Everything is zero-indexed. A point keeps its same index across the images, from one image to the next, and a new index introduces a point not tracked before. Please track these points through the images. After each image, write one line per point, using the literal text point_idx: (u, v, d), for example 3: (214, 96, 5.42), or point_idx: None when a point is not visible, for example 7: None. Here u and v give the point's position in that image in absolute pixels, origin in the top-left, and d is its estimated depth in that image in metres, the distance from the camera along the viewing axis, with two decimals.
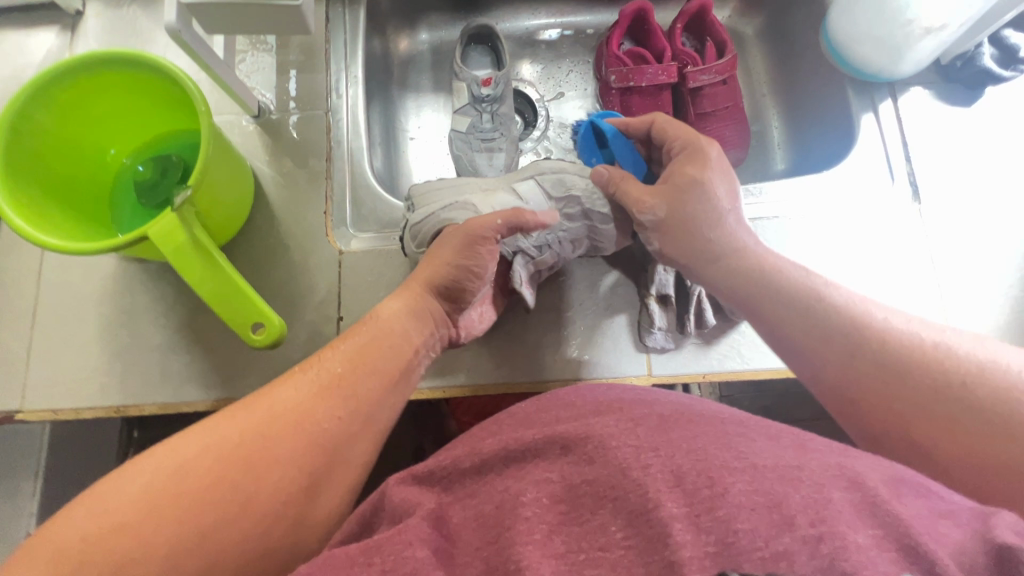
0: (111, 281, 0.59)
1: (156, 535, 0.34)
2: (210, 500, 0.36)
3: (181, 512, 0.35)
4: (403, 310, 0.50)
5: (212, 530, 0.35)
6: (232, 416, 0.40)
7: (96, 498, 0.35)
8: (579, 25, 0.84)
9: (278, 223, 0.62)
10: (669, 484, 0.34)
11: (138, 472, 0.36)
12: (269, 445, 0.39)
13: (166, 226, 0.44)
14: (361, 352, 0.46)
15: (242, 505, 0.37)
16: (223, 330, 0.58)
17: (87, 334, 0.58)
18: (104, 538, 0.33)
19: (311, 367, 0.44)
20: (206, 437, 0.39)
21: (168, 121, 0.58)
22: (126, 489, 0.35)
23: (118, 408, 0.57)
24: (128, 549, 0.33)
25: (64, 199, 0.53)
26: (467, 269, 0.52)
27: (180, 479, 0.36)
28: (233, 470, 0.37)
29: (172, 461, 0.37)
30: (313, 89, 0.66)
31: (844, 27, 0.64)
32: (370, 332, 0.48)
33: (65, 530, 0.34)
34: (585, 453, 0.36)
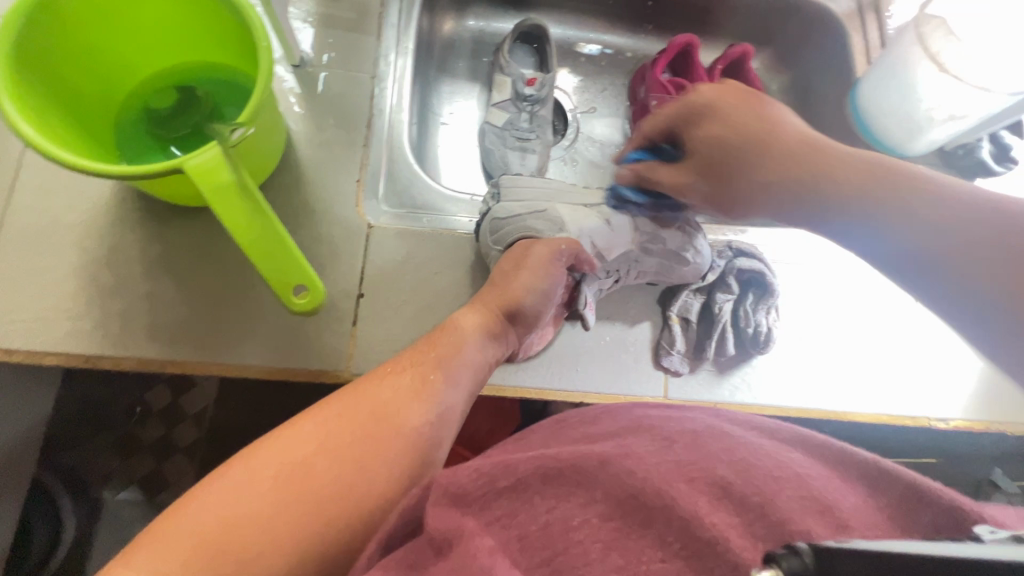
0: (103, 212, 0.53)
1: (259, 543, 0.32)
2: (311, 504, 0.34)
3: (282, 516, 0.33)
4: (480, 325, 0.50)
5: (333, 519, 0.34)
6: (328, 408, 0.39)
7: (198, 498, 0.34)
8: (619, 46, 0.85)
9: (304, 183, 0.58)
10: (715, 494, 0.33)
11: (257, 462, 0.35)
12: (364, 446, 0.37)
13: (210, 161, 0.39)
14: (447, 359, 0.45)
15: (343, 510, 0.35)
16: (227, 287, 0.53)
17: (62, 268, 0.51)
18: (231, 525, 0.33)
19: (405, 370, 0.43)
20: (318, 428, 0.37)
21: (206, 51, 0.53)
22: (224, 496, 0.34)
23: (87, 357, 0.50)
24: (254, 537, 0.33)
25: (71, 109, 0.47)
26: (541, 294, 0.54)
27: (299, 468, 0.35)
28: (330, 473, 0.35)
29: (267, 463, 0.35)
30: (358, 49, 0.62)
31: (874, 98, 0.69)
32: (453, 340, 0.47)
33: (190, 516, 0.33)
34: (623, 467, 0.34)
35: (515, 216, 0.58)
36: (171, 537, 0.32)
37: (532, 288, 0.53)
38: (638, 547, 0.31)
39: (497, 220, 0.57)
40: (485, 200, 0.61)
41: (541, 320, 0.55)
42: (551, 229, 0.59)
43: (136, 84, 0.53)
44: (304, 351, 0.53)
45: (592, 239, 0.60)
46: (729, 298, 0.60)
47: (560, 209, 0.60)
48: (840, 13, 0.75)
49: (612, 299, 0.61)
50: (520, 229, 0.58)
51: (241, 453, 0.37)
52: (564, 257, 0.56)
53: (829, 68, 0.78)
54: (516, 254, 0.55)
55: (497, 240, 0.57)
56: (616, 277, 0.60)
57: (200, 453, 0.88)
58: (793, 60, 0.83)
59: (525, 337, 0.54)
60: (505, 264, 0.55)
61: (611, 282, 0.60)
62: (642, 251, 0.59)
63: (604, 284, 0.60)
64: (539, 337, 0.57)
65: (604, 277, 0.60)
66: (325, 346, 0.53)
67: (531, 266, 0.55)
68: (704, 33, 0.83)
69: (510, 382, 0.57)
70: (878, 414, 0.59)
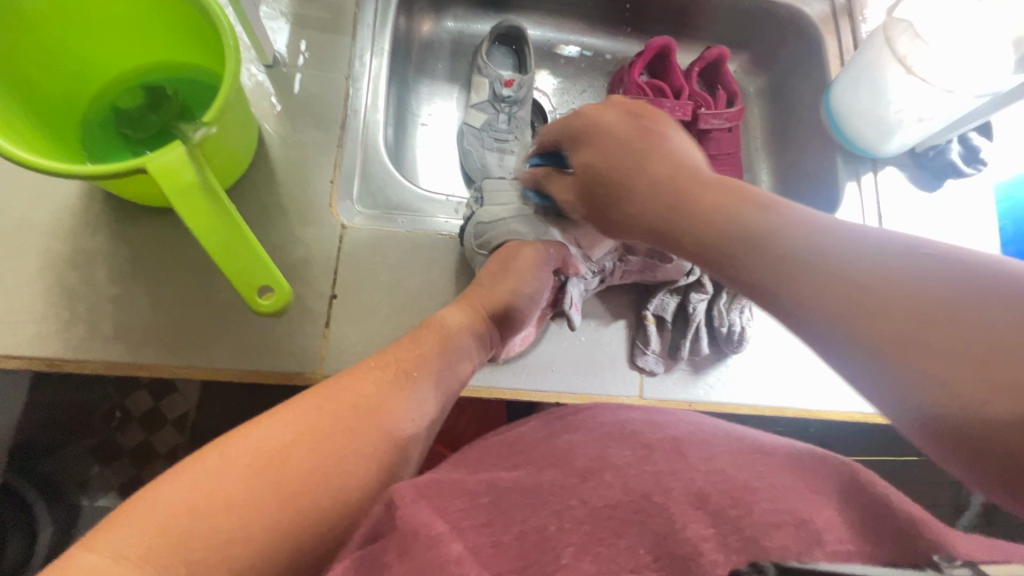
0: (69, 214, 0.52)
1: (232, 530, 0.31)
2: (289, 493, 0.34)
3: (258, 504, 0.33)
4: (464, 324, 0.49)
5: (309, 508, 0.34)
6: (307, 401, 0.39)
7: (168, 486, 0.33)
8: (598, 48, 0.86)
9: (277, 185, 0.57)
10: (692, 504, 0.32)
11: (235, 449, 0.35)
12: (344, 438, 0.37)
13: (175, 160, 0.39)
14: (430, 358, 0.45)
15: (318, 497, 0.34)
16: (198, 288, 0.52)
17: (25, 270, 0.50)
18: (201, 514, 0.31)
19: (387, 368, 0.43)
20: (299, 419, 0.37)
21: (175, 50, 0.52)
22: (198, 480, 0.33)
23: (52, 360, 0.49)
24: (226, 525, 0.31)
25: (35, 108, 0.46)
26: (526, 298, 0.54)
27: (278, 458, 0.35)
28: (309, 463, 0.35)
29: (244, 450, 0.35)
30: (332, 50, 0.62)
31: (847, 100, 0.70)
32: (437, 337, 0.47)
33: (158, 502, 0.32)
34: (603, 480, 0.34)
35: (499, 218, 0.57)
36: (138, 520, 0.31)
37: (516, 292, 0.53)
38: (611, 556, 0.30)
39: (481, 224, 0.57)
40: (470, 204, 0.61)
41: (524, 322, 0.54)
42: (536, 231, 0.59)
43: (105, 84, 0.53)
44: (278, 353, 0.52)
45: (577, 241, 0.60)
46: (703, 298, 0.60)
47: (546, 212, 0.60)
48: (814, 16, 0.76)
49: (598, 300, 0.61)
50: (507, 232, 0.57)
51: (217, 441, 0.36)
52: (549, 260, 0.57)
53: (804, 71, 0.79)
54: (501, 255, 0.55)
55: (482, 244, 0.57)
56: (601, 277, 0.60)
57: (177, 459, 0.87)
58: (769, 63, 0.84)
59: (510, 338, 0.54)
60: (493, 267, 0.55)
61: (597, 282, 0.60)
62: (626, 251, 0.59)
63: (590, 285, 0.60)
64: (523, 338, 0.56)
65: (590, 277, 0.59)
66: (299, 347, 0.53)
67: (513, 268, 0.54)
68: (682, 35, 0.84)
69: (486, 383, 0.56)
70: (851, 412, 0.59)
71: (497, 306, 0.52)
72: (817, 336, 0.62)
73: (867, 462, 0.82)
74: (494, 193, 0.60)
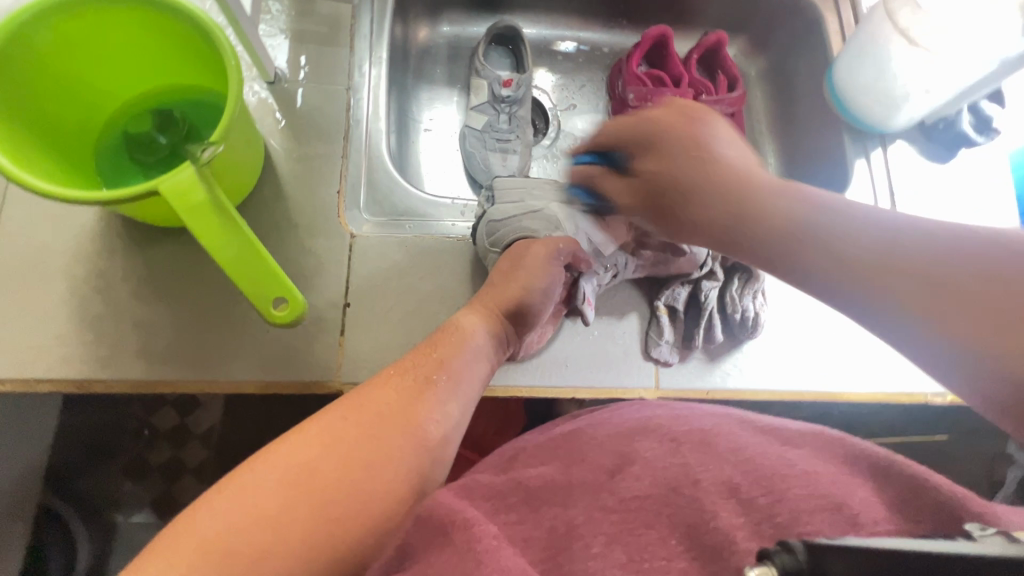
0: (86, 239, 0.53)
1: (272, 542, 0.33)
2: (324, 502, 0.35)
3: (293, 515, 0.34)
4: (480, 324, 0.50)
5: (346, 514, 0.35)
6: (333, 412, 0.39)
7: (210, 504, 0.34)
8: (595, 42, 0.85)
9: (286, 199, 0.58)
10: (723, 494, 0.33)
11: (269, 463, 0.36)
12: (372, 444, 0.38)
13: (185, 181, 0.40)
14: (449, 359, 0.46)
15: (352, 503, 0.35)
16: (217, 305, 0.54)
17: (50, 296, 0.52)
18: (243, 529, 0.33)
19: (408, 371, 0.44)
20: (327, 429, 0.38)
21: (179, 74, 0.53)
22: (234, 498, 0.34)
23: (80, 382, 0.50)
24: (268, 539, 0.33)
25: (50, 141, 0.48)
26: (541, 292, 0.54)
27: (311, 470, 0.36)
28: (339, 470, 0.36)
29: (275, 464, 0.36)
30: (332, 63, 0.63)
31: (850, 77, 0.69)
32: (455, 338, 0.48)
33: (203, 521, 0.33)
34: (630, 472, 0.34)
35: (511, 217, 0.58)
36: (186, 539, 0.33)
37: (529, 288, 0.53)
38: (641, 545, 0.31)
39: (493, 222, 0.57)
40: (481, 202, 0.62)
41: (538, 320, 0.55)
42: (548, 228, 0.59)
43: (115, 112, 0.54)
44: (297, 363, 0.54)
45: (589, 238, 0.60)
46: (715, 285, 0.60)
47: (556, 208, 0.60)
48: None
49: (611, 294, 0.61)
50: (519, 230, 0.57)
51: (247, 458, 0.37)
52: (561, 256, 0.56)
53: (805, 51, 0.78)
54: (515, 250, 0.56)
55: (494, 241, 0.57)
56: (615, 273, 0.60)
57: (207, 473, 0.89)
58: (769, 45, 0.83)
59: (524, 334, 0.54)
60: (504, 264, 0.55)
61: (610, 277, 0.60)
62: (636, 246, 0.60)
63: (602, 280, 0.59)
64: (539, 336, 0.57)
65: (603, 273, 0.59)
66: (318, 356, 0.54)
67: (527, 265, 0.54)
68: (678, 23, 0.83)
69: (503, 382, 0.57)
70: (872, 392, 0.59)
71: (512, 304, 0.53)
72: (832, 324, 0.60)
73: (889, 441, 0.81)
74: (503, 193, 0.60)
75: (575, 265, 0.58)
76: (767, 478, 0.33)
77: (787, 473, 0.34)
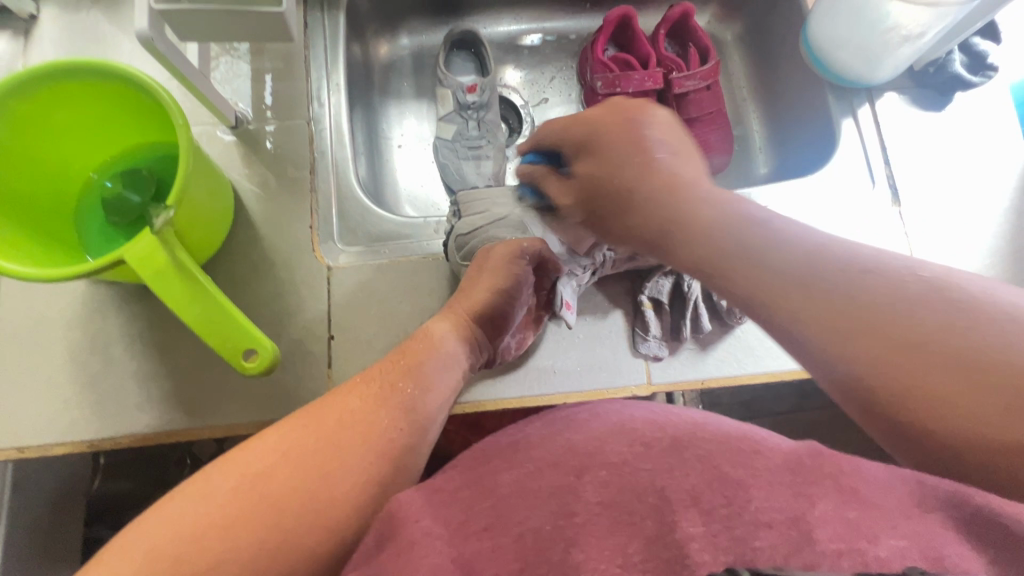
0: (81, 305, 0.56)
1: (217, 551, 0.34)
2: (272, 512, 0.35)
3: (237, 522, 0.35)
4: (450, 332, 0.50)
5: (294, 521, 0.36)
6: (292, 422, 0.40)
7: (160, 514, 0.35)
8: (561, 30, 0.83)
9: (261, 240, 0.59)
10: (679, 503, 0.33)
11: (225, 471, 0.37)
12: (328, 450, 0.39)
13: (144, 249, 0.41)
14: (414, 366, 0.46)
15: (302, 510, 0.36)
16: (206, 354, 0.55)
17: (53, 364, 0.54)
18: (187, 536, 0.34)
19: (372, 381, 0.44)
20: (283, 439, 0.39)
21: (141, 135, 0.55)
22: (185, 506, 0.35)
23: (90, 442, 0.53)
24: (212, 544, 0.34)
25: (26, 219, 0.50)
26: (504, 295, 0.54)
27: (262, 479, 0.37)
28: (291, 481, 0.37)
29: (228, 475, 0.37)
30: (291, 97, 0.63)
31: (825, 35, 0.66)
32: (421, 347, 0.48)
33: (151, 530, 0.34)
34: (583, 483, 0.35)
35: (478, 226, 0.57)
36: (134, 550, 0.33)
37: (492, 289, 0.53)
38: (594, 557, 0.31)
39: (461, 236, 0.57)
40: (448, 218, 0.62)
41: (510, 322, 0.54)
42: (515, 234, 0.58)
43: (87, 177, 0.56)
44: (289, 401, 0.55)
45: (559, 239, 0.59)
46: (698, 274, 0.59)
47: (520, 213, 0.59)
48: None
49: (594, 293, 0.60)
50: (486, 240, 0.57)
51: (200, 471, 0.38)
52: (526, 256, 0.56)
53: (779, 9, 0.74)
54: (477, 259, 0.55)
55: (465, 256, 0.57)
56: (594, 270, 0.59)
57: None
58: (743, 8, 0.79)
59: (497, 341, 0.54)
60: (469, 273, 0.55)
61: (589, 276, 0.59)
62: (611, 239, 0.59)
63: (582, 280, 0.59)
64: (518, 340, 0.56)
65: (581, 273, 0.58)
66: (307, 391, 0.55)
67: (492, 266, 0.54)
68: None
69: (495, 394, 0.57)
70: None
71: (480, 309, 0.53)
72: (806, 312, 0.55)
73: None
74: (469, 204, 0.60)
75: (546, 266, 0.57)
76: (728, 487, 0.33)
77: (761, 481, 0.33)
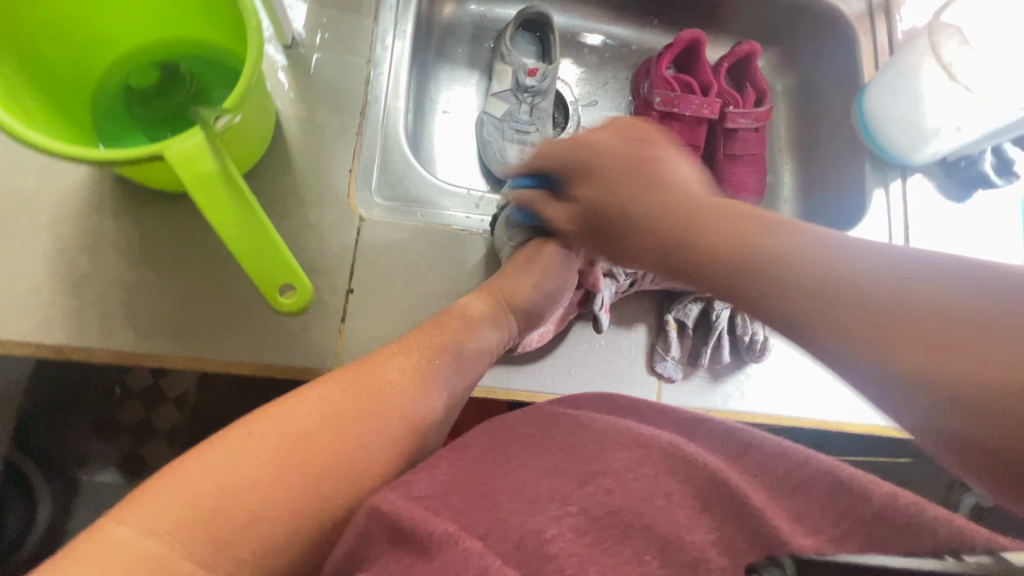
0: (75, 197, 0.50)
1: (258, 505, 0.33)
2: (316, 476, 0.35)
3: (280, 484, 0.34)
4: (486, 312, 0.50)
5: (332, 489, 0.35)
6: (329, 382, 0.39)
7: (195, 462, 0.34)
8: (622, 38, 0.83)
9: (294, 172, 0.55)
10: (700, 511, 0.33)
11: (267, 425, 0.36)
12: (368, 419, 0.38)
13: (192, 148, 0.37)
14: (450, 340, 0.45)
15: (341, 479, 0.36)
16: (211, 280, 0.51)
17: (32, 254, 0.48)
18: (227, 491, 0.33)
19: (410, 350, 0.43)
20: (325, 400, 0.38)
21: (192, 29, 0.50)
22: (225, 459, 0.34)
23: (59, 348, 0.47)
24: (254, 505, 0.33)
25: (46, 88, 0.44)
26: (544, 293, 0.53)
27: (302, 444, 0.36)
28: (334, 446, 0.36)
29: (272, 432, 0.36)
30: (354, 32, 0.59)
31: (879, 107, 0.68)
32: (459, 324, 0.47)
33: (189, 478, 0.33)
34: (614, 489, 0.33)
35: None
36: (167, 494, 0.32)
37: (535, 286, 0.53)
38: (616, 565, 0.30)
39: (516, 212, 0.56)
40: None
41: (543, 318, 0.53)
42: None
43: (116, 60, 0.50)
44: (291, 343, 0.51)
45: None
46: (728, 306, 0.59)
47: None
48: (849, 14, 0.73)
49: (622, 303, 0.60)
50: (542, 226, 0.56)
51: (236, 422, 0.37)
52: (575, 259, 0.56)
53: (834, 71, 0.77)
54: (529, 248, 0.54)
55: (514, 233, 0.56)
56: (633, 279, 0.58)
57: (179, 439, 0.83)
58: (799, 62, 0.82)
59: (525, 332, 0.53)
60: (517, 259, 0.54)
61: (627, 284, 0.58)
62: None
63: (620, 288, 0.58)
64: (540, 336, 0.55)
65: (621, 279, 0.57)
66: (313, 340, 0.51)
67: (541, 263, 0.54)
68: (709, 28, 0.81)
69: (505, 384, 0.55)
70: (866, 424, 0.59)
71: (515, 297, 0.52)
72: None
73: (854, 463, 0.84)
74: None
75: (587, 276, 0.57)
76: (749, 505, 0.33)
77: (774, 501, 0.33)
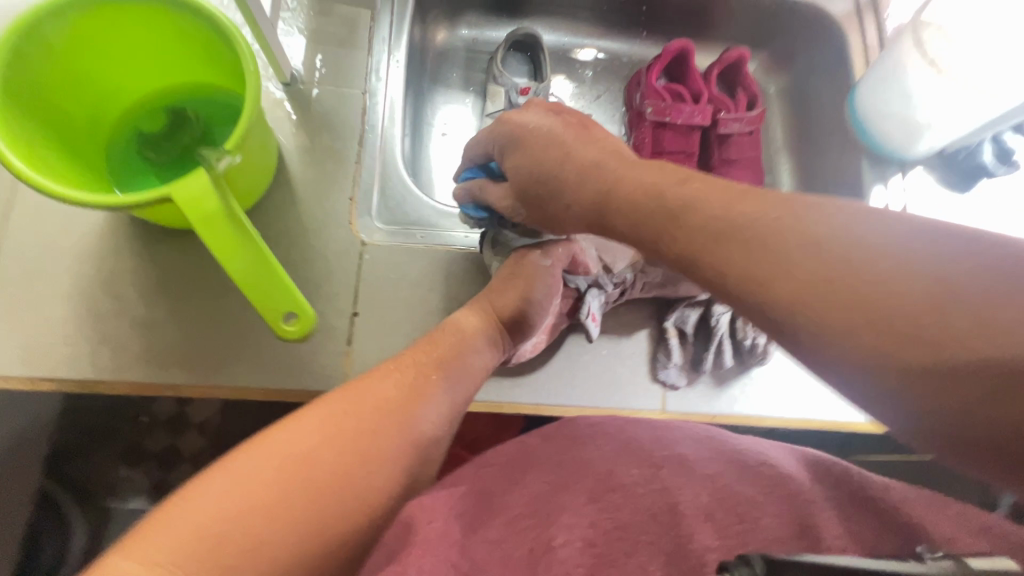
0: (95, 239, 0.53)
1: (264, 529, 0.34)
2: (321, 493, 0.36)
3: (286, 505, 0.35)
4: (479, 327, 0.51)
5: (339, 506, 0.37)
6: (327, 403, 0.41)
7: (200, 489, 0.35)
8: (613, 52, 0.84)
9: (298, 203, 0.58)
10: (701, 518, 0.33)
11: (271, 447, 0.37)
12: (371, 436, 0.40)
13: (197, 189, 0.39)
14: (447, 357, 0.47)
15: (345, 499, 0.37)
16: (223, 310, 0.53)
17: (57, 296, 0.51)
18: (231, 516, 0.34)
19: (408, 369, 0.45)
20: (328, 419, 0.39)
21: (196, 75, 0.53)
22: (231, 485, 0.35)
23: (84, 382, 0.50)
24: (259, 529, 0.34)
25: (65, 140, 0.47)
26: (535, 303, 0.54)
27: (304, 462, 0.37)
28: (332, 467, 0.37)
29: (272, 453, 0.37)
30: (350, 65, 0.62)
31: (872, 103, 0.68)
32: (455, 339, 0.48)
33: (195, 507, 0.34)
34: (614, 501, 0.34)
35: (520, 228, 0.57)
36: (169, 529, 0.33)
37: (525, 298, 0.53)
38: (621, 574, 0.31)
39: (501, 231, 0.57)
40: None
41: (534, 328, 0.53)
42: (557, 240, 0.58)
43: (128, 109, 0.54)
44: (300, 367, 0.53)
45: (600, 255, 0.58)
46: (727, 310, 0.59)
47: None
48: (836, 14, 0.74)
49: (621, 312, 0.60)
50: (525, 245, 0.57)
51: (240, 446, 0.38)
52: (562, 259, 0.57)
53: (825, 71, 0.77)
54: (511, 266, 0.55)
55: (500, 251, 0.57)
56: (622, 289, 0.58)
57: (203, 462, 0.86)
58: (791, 63, 0.82)
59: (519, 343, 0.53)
60: (503, 272, 0.55)
61: (617, 294, 0.58)
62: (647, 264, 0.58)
63: (610, 297, 0.58)
64: (534, 345, 0.56)
65: (611, 289, 0.58)
66: (320, 364, 0.53)
67: (526, 273, 0.54)
68: (697, 36, 0.82)
69: (509, 399, 0.56)
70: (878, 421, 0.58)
71: (511, 313, 0.53)
72: None
73: (875, 461, 0.82)
74: None
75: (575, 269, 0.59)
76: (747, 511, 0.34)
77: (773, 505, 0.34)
